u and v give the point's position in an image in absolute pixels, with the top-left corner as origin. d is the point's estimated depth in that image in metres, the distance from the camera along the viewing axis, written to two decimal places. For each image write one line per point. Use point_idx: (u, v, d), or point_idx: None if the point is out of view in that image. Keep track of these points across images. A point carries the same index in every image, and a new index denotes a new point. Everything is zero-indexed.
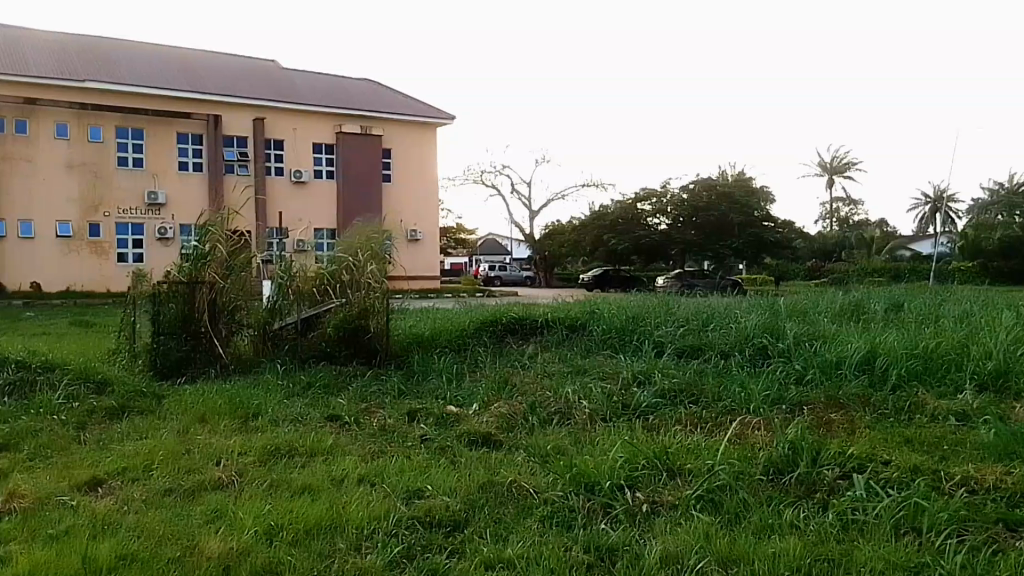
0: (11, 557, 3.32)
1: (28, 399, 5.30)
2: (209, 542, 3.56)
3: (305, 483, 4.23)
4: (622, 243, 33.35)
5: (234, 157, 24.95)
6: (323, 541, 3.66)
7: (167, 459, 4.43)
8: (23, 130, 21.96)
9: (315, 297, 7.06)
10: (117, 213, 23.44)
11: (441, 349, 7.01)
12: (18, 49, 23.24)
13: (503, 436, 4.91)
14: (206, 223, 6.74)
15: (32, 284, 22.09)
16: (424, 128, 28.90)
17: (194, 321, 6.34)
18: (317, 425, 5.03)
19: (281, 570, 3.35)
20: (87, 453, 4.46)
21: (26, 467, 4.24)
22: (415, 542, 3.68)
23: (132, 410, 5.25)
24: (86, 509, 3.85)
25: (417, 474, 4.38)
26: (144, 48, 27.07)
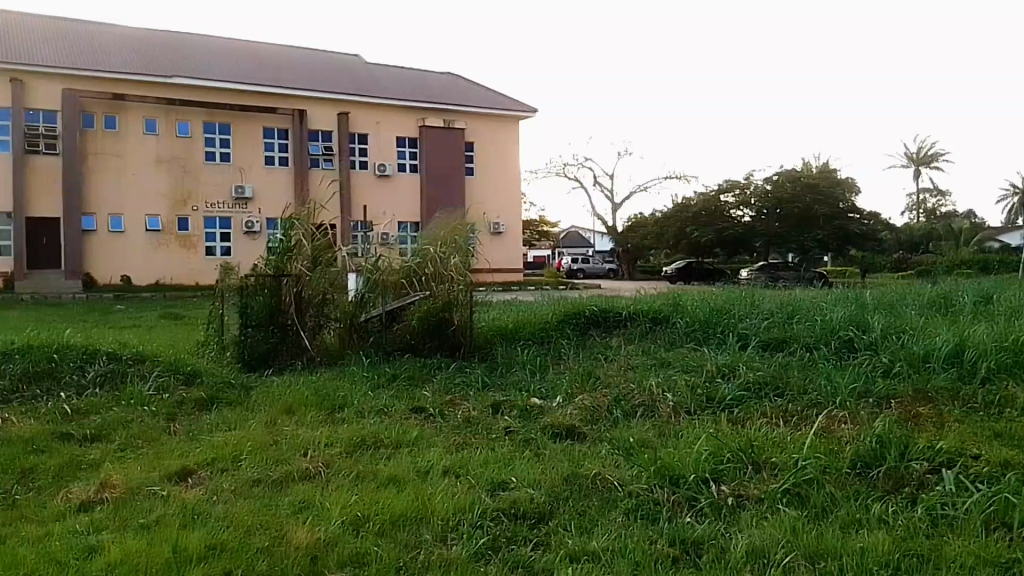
0: (103, 546, 3.37)
1: (120, 390, 5.38)
2: (297, 532, 3.61)
3: (390, 473, 4.23)
4: (705, 235, 33.22)
5: (319, 151, 25.33)
6: (408, 532, 3.69)
7: (256, 449, 4.45)
8: (112, 126, 22.40)
9: (400, 288, 6.92)
10: (205, 207, 23.78)
11: (524, 342, 7.00)
12: (101, 45, 23.90)
13: (587, 428, 4.89)
14: (292, 216, 6.94)
15: (122, 277, 22.40)
16: (508, 122, 28.87)
17: (281, 314, 6.47)
18: (403, 415, 5.08)
19: (369, 561, 3.39)
20: (177, 444, 4.48)
21: (117, 458, 4.26)
22: (500, 534, 3.69)
23: (221, 401, 5.31)
24: (176, 498, 3.83)
25: (501, 466, 4.37)
26: (224, 43, 27.61)
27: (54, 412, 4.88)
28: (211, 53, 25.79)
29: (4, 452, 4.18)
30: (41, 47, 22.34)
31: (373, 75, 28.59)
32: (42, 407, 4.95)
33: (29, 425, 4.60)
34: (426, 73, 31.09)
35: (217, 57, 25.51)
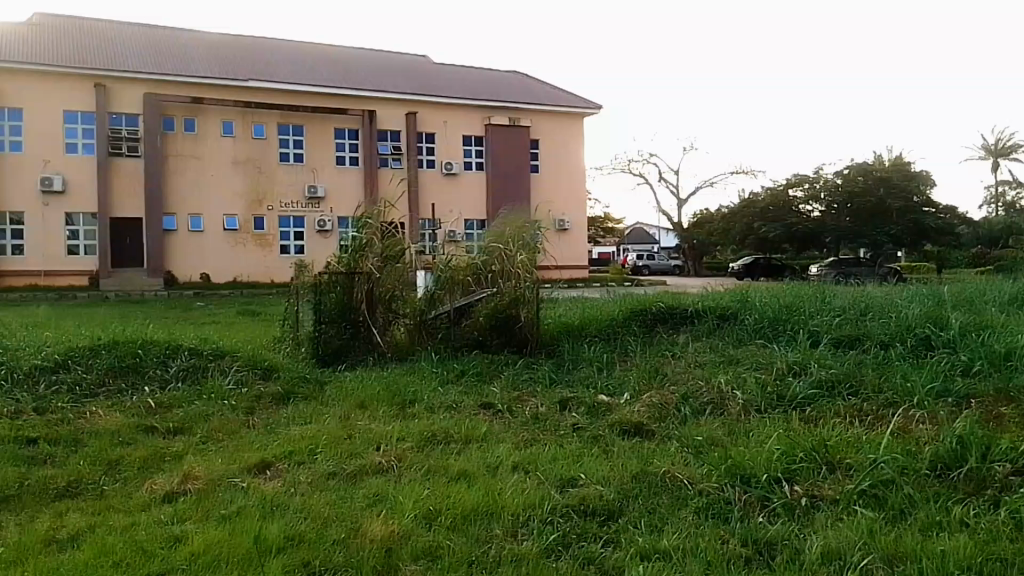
0: (187, 536, 3.47)
1: (202, 384, 5.55)
2: (372, 524, 3.66)
3: (461, 468, 4.25)
4: (772, 230, 32.34)
5: (387, 150, 25.81)
6: (480, 526, 3.71)
7: (330, 443, 4.53)
8: (191, 128, 23.25)
9: (468, 287, 6.98)
10: (278, 206, 24.52)
11: (589, 339, 6.98)
12: (178, 50, 24.85)
13: (655, 426, 4.86)
14: (365, 215, 7.10)
15: (202, 274, 23.31)
16: (574, 120, 28.90)
17: (352, 312, 6.63)
18: (471, 411, 5.10)
19: (441, 554, 3.43)
20: (254, 437, 4.59)
21: (199, 450, 4.37)
22: (570, 530, 3.69)
23: (297, 396, 5.44)
24: (255, 490, 3.92)
25: (570, 462, 4.37)
26: (290, 45, 28.37)
27: (139, 406, 5.05)
28: (280, 56, 26.55)
29: (92, 444, 4.34)
30: (123, 54, 23.37)
31: (440, 75, 29.03)
32: (128, 401, 5.11)
33: (115, 418, 4.77)
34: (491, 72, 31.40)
35: (286, 60, 26.25)
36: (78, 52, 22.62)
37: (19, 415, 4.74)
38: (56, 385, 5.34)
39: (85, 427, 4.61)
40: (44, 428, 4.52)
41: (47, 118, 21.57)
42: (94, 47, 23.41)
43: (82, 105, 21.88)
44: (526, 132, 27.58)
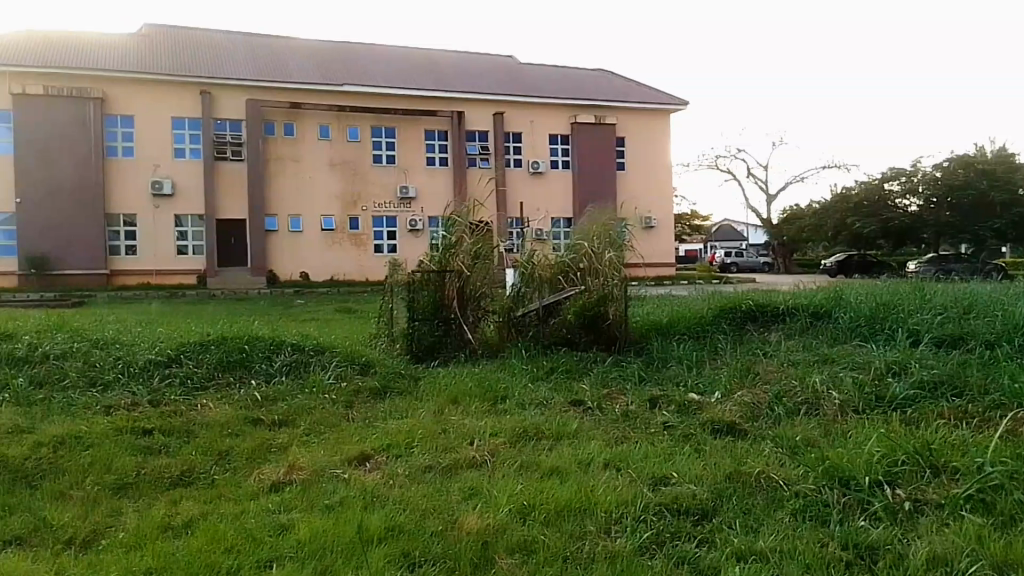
0: (295, 524, 3.60)
1: (304, 377, 5.75)
2: (467, 517, 3.73)
3: (553, 465, 4.27)
4: (868, 227, 31.87)
5: (475, 151, 26.26)
6: (573, 522, 3.71)
7: (426, 437, 4.62)
8: (291, 132, 24.31)
9: (555, 284, 7.01)
10: (373, 207, 25.29)
11: (679, 336, 6.97)
12: (280, 57, 25.98)
13: (748, 425, 4.79)
14: (452, 215, 7.15)
15: (301, 273, 24.31)
16: (660, 117, 28.58)
17: (445, 308, 6.70)
18: (562, 408, 5.13)
19: (537, 548, 3.46)
20: (354, 430, 4.72)
21: (302, 442, 4.52)
22: (664, 529, 3.66)
23: (393, 390, 5.58)
24: (356, 481, 4.03)
25: (662, 461, 4.34)
26: (376, 48, 29.15)
27: (247, 399, 5.25)
28: (375, 60, 27.46)
29: (202, 436, 4.53)
30: (230, 61, 24.60)
31: (529, 74, 29.50)
32: (235, 394, 5.32)
33: (225, 410, 4.99)
34: (579, 70, 31.68)
35: (382, 64, 27.17)
36: (187, 61, 23.93)
37: (135, 406, 5.00)
38: (169, 378, 5.58)
39: (197, 419, 4.81)
40: (159, 420, 4.74)
41: (157, 123, 22.75)
42: (202, 56, 24.70)
43: (187, 111, 23.02)
44: (609, 130, 27.41)
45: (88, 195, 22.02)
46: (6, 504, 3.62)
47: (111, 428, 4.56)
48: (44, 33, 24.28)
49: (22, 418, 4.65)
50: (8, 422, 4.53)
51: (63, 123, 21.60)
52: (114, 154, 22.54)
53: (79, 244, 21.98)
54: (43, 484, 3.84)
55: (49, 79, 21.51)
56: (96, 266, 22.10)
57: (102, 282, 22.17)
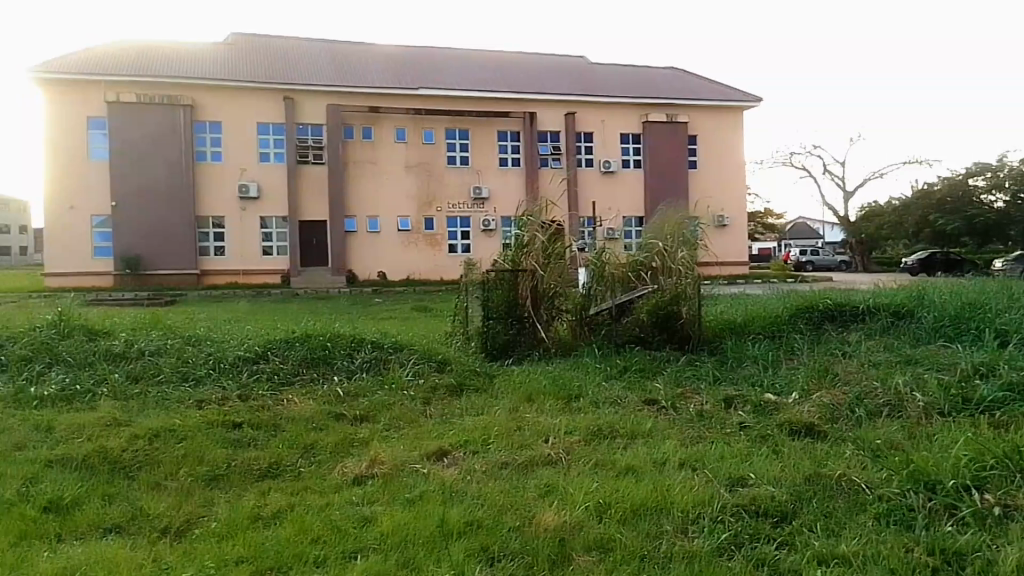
0: (377, 516, 3.69)
1: (383, 374, 5.89)
2: (544, 514, 3.76)
3: (628, 463, 4.28)
4: (952, 223, 31.16)
5: (547, 151, 26.48)
6: (649, 522, 3.71)
7: (502, 434, 4.68)
8: (369, 135, 24.85)
9: (627, 282, 7.17)
10: (447, 208, 25.71)
11: (754, 335, 6.90)
12: (357, 63, 26.61)
13: (827, 427, 4.72)
14: (525, 215, 7.22)
15: (378, 272, 24.87)
16: (734, 114, 28.21)
17: (518, 307, 6.75)
18: (636, 407, 5.14)
19: (613, 547, 3.47)
20: (432, 426, 4.81)
21: (383, 437, 4.63)
22: (742, 530, 3.62)
23: (469, 387, 5.69)
24: (435, 476, 4.11)
25: (739, 462, 4.29)
26: (441, 52, 29.56)
27: (330, 394, 5.40)
28: (447, 64, 27.88)
29: (288, 430, 4.69)
30: (309, 68, 25.35)
31: (599, 74, 29.45)
32: (319, 390, 5.49)
33: (309, 405, 5.15)
34: (648, 69, 31.42)
35: (454, 67, 27.58)
36: (269, 68, 24.75)
37: (226, 401, 5.21)
38: (256, 374, 5.79)
39: (283, 413, 4.98)
40: (248, 414, 4.92)
41: (243, 130, 23.65)
42: (283, 63, 25.51)
43: (272, 117, 23.91)
44: (683, 128, 27.06)
45: (179, 198, 22.80)
46: (106, 493, 3.82)
47: (203, 421, 4.76)
48: (133, 44, 25.39)
49: (120, 412, 4.90)
50: (108, 415, 4.78)
51: (155, 130, 22.45)
52: (203, 159, 23.46)
53: (172, 244, 22.79)
54: (140, 475, 4.03)
55: (141, 87, 22.43)
56: (187, 267, 22.90)
57: (193, 282, 22.98)
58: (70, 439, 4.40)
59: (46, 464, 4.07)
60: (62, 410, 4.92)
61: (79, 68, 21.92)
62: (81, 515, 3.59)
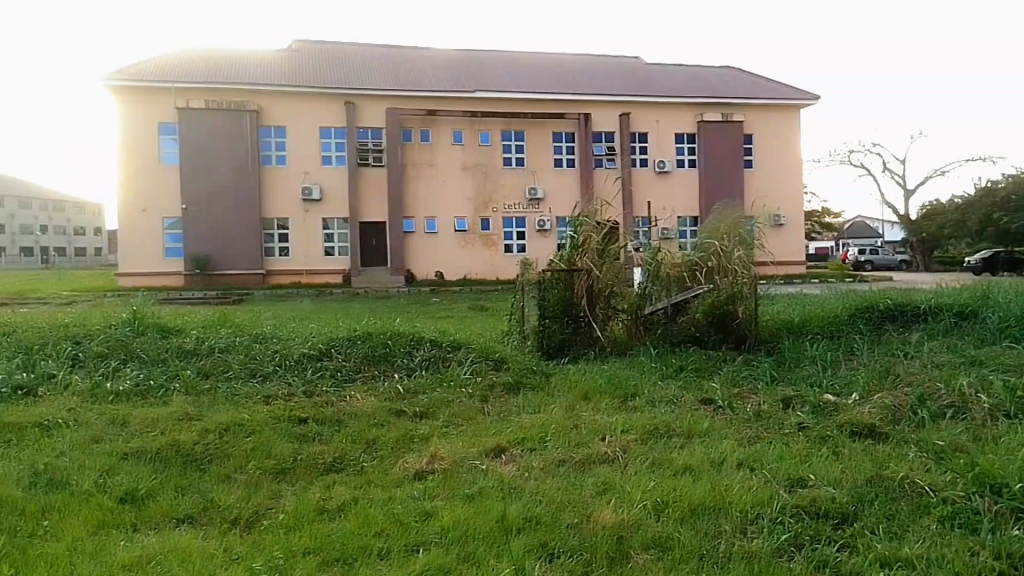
0: (438, 511, 3.76)
1: (443, 372, 6.00)
2: (602, 511, 3.78)
3: (685, 463, 4.28)
4: (1017, 222, 29.92)
5: (602, 151, 26.36)
6: (708, 522, 3.69)
7: (559, 432, 4.74)
8: (427, 138, 25.26)
9: (684, 282, 7.05)
10: (503, 208, 25.93)
11: (812, 335, 6.85)
12: (415, 67, 26.98)
13: (889, 428, 4.65)
14: (581, 215, 7.26)
15: (436, 272, 25.23)
16: (790, 112, 27.76)
17: (574, 306, 6.79)
18: (692, 407, 5.14)
19: (672, 545, 3.47)
20: (490, 423, 4.90)
21: (443, 433, 4.73)
22: (802, 531, 3.59)
23: (526, 386, 5.76)
24: (494, 472, 4.18)
25: (798, 462, 4.26)
26: (491, 55, 29.77)
27: (390, 391, 5.53)
28: (503, 66, 28.08)
29: (352, 426, 4.82)
30: (366, 73, 25.79)
31: (651, 74, 29.30)
32: (380, 386, 5.62)
33: (371, 401, 5.28)
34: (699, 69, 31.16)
35: (509, 70, 27.79)
36: (328, 74, 25.25)
37: (292, 397, 5.36)
38: (320, 371, 5.95)
39: (345, 409, 5.12)
40: (312, 410, 5.06)
41: (307, 134, 24.18)
42: (344, 69, 26.01)
43: (334, 121, 24.38)
44: (739, 127, 26.78)
45: (245, 199, 23.42)
46: (179, 485, 3.96)
47: (270, 416, 4.91)
48: (200, 52, 26.15)
49: (191, 407, 5.09)
50: (180, 410, 4.97)
51: (226, 130, 23.07)
52: (269, 163, 24.06)
53: (239, 245, 23.43)
54: (211, 467, 4.18)
55: (210, 94, 23.09)
56: (254, 267, 23.54)
57: (259, 281, 23.59)
58: (144, 433, 4.59)
59: (123, 457, 4.25)
60: (136, 405, 5.14)
61: (152, 76, 22.70)
62: (156, 505, 3.73)
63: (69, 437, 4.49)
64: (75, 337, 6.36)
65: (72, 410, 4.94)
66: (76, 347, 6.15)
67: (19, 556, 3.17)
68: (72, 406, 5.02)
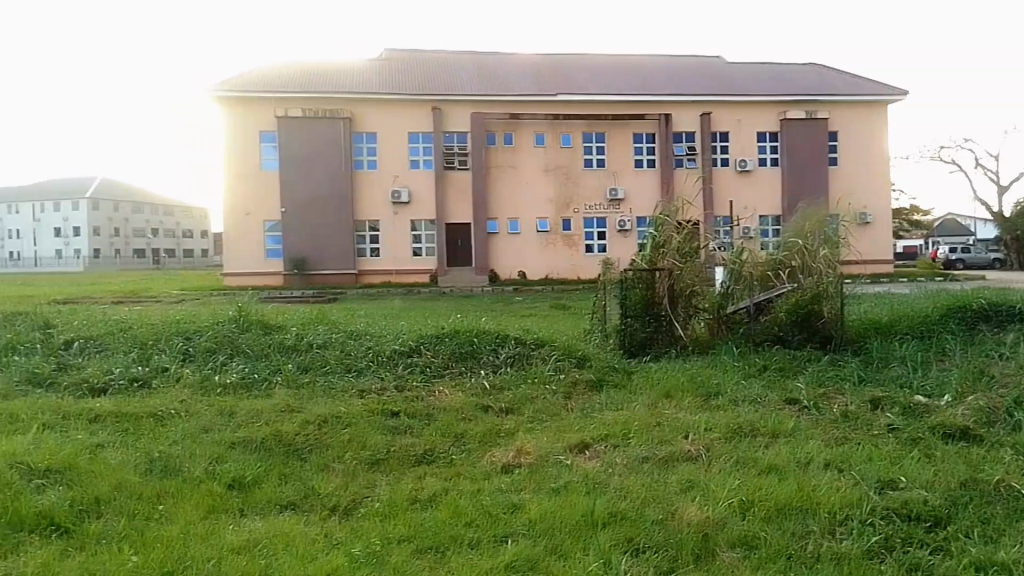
0: (526, 503, 3.87)
1: (526, 369, 6.16)
2: (687, 508, 3.80)
3: (770, 462, 4.28)
4: None
5: (683, 151, 26.12)
6: (796, 522, 3.68)
7: (641, 429, 4.81)
8: (510, 141, 25.52)
9: (767, 281, 7.10)
10: (584, 209, 25.96)
11: (901, 336, 6.74)
12: (496, 73, 27.34)
13: (983, 431, 4.55)
14: (661, 214, 7.30)
15: (519, 272, 25.52)
16: (876, 109, 26.88)
17: (656, 306, 6.79)
18: (777, 407, 5.13)
19: (759, 545, 3.47)
20: (573, 420, 5.00)
21: (528, 428, 4.88)
22: (893, 533, 3.53)
23: (608, 383, 5.86)
24: (579, 467, 4.28)
25: (887, 464, 4.21)
26: (565, 58, 29.90)
27: (477, 386, 5.72)
28: (584, 70, 28.16)
29: (440, 420, 5.00)
30: (446, 80, 26.28)
31: (734, 74, 28.80)
32: (467, 382, 5.82)
33: (458, 396, 5.48)
34: (779, 67, 30.52)
35: (592, 73, 27.84)
36: (410, 81, 25.85)
37: (384, 391, 5.60)
38: (411, 366, 6.19)
39: (434, 403, 5.32)
40: (404, 404, 5.28)
41: (397, 139, 24.84)
42: (431, 77, 26.56)
43: (420, 126, 24.91)
44: (825, 124, 26.07)
45: (339, 202, 24.23)
46: (283, 473, 4.20)
47: (364, 409, 5.15)
48: (295, 62, 27.15)
49: (293, 399, 5.39)
50: (281, 403, 5.27)
51: (318, 139, 23.90)
52: (361, 167, 24.75)
53: (334, 246, 24.22)
54: (311, 457, 4.41)
55: (307, 103, 23.98)
56: (348, 267, 24.32)
57: (353, 281, 24.36)
58: (250, 423, 4.89)
59: (230, 445, 4.53)
60: (241, 397, 5.45)
61: (255, 87, 23.78)
62: (262, 491, 3.97)
63: (181, 427, 4.80)
64: (184, 333, 6.76)
65: (183, 401, 5.28)
66: (186, 342, 6.54)
67: (138, 537, 3.42)
68: (184, 397, 5.37)
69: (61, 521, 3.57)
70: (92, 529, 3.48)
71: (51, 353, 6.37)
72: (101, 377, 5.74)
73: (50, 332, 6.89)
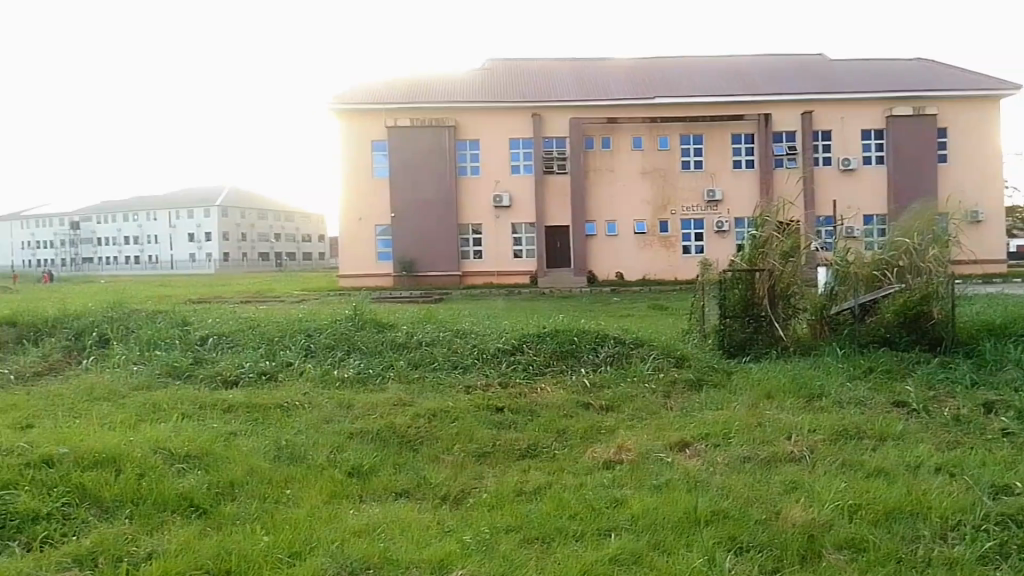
0: (629, 499, 3.97)
1: (624, 367, 6.29)
2: (791, 508, 3.80)
3: (877, 465, 4.24)
4: None
5: (783, 151, 25.33)
6: (906, 525, 3.64)
7: (743, 428, 4.84)
8: (608, 145, 25.54)
9: (872, 281, 6.93)
10: (681, 210, 25.59)
11: (1017, 339, 6.50)
12: (590, 78, 27.41)
13: None
14: (760, 215, 7.26)
15: (616, 273, 25.51)
16: (989, 104, 25.38)
17: (756, 306, 6.75)
18: (884, 409, 5.06)
19: (868, 547, 3.46)
20: (673, 418, 5.08)
21: (629, 426, 5.01)
22: (1009, 540, 3.44)
23: (708, 382, 5.89)
24: (679, 465, 4.36)
25: (1003, 469, 4.08)
26: (657, 62, 29.68)
27: (578, 384, 5.88)
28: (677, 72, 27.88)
29: (543, 417, 5.17)
30: (540, 87, 26.54)
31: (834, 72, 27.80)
32: (568, 379, 5.99)
33: (559, 393, 5.65)
34: (883, 63, 29.27)
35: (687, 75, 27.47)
36: (506, 89, 26.26)
37: (489, 387, 5.85)
38: (514, 364, 6.39)
39: (537, 401, 5.52)
40: (509, 400, 5.52)
41: (498, 146, 25.25)
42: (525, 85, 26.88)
43: (520, 132, 25.23)
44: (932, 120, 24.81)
45: (444, 207, 24.86)
46: (397, 462, 4.48)
47: (471, 404, 5.42)
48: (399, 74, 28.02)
49: (404, 394, 5.70)
50: (394, 398, 5.58)
51: (422, 147, 24.60)
52: (464, 174, 25.36)
53: (439, 248, 24.90)
54: (423, 448, 4.67)
55: (414, 112, 24.66)
56: (452, 268, 24.93)
57: (456, 282, 24.98)
58: (365, 415, 5.21)
59: (349, 436, 4.84)
60: (358, 390, 5.82)
61: (367, 99, 24.76)
62: (377, 479, 4.24)
63: (304, 417, 5.18)
64: (306, 330, 7.21)
65: (306, 394, 5.66)
66: (308, 339, 6.98)
67: (269, 519, 3.73)
68: (307, 390, 5.75)
69: (199, 503, 3.91)
70: (225, 511, 3.81)
71: (188, 348, 6.94)
72: (232, 370, 6.22)
73: (187, 328, 7.50)
